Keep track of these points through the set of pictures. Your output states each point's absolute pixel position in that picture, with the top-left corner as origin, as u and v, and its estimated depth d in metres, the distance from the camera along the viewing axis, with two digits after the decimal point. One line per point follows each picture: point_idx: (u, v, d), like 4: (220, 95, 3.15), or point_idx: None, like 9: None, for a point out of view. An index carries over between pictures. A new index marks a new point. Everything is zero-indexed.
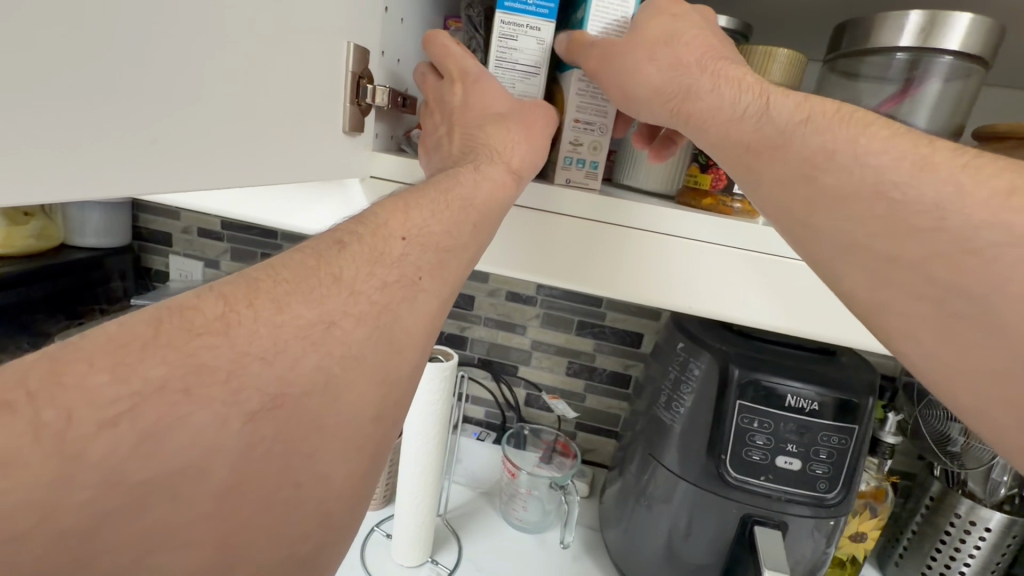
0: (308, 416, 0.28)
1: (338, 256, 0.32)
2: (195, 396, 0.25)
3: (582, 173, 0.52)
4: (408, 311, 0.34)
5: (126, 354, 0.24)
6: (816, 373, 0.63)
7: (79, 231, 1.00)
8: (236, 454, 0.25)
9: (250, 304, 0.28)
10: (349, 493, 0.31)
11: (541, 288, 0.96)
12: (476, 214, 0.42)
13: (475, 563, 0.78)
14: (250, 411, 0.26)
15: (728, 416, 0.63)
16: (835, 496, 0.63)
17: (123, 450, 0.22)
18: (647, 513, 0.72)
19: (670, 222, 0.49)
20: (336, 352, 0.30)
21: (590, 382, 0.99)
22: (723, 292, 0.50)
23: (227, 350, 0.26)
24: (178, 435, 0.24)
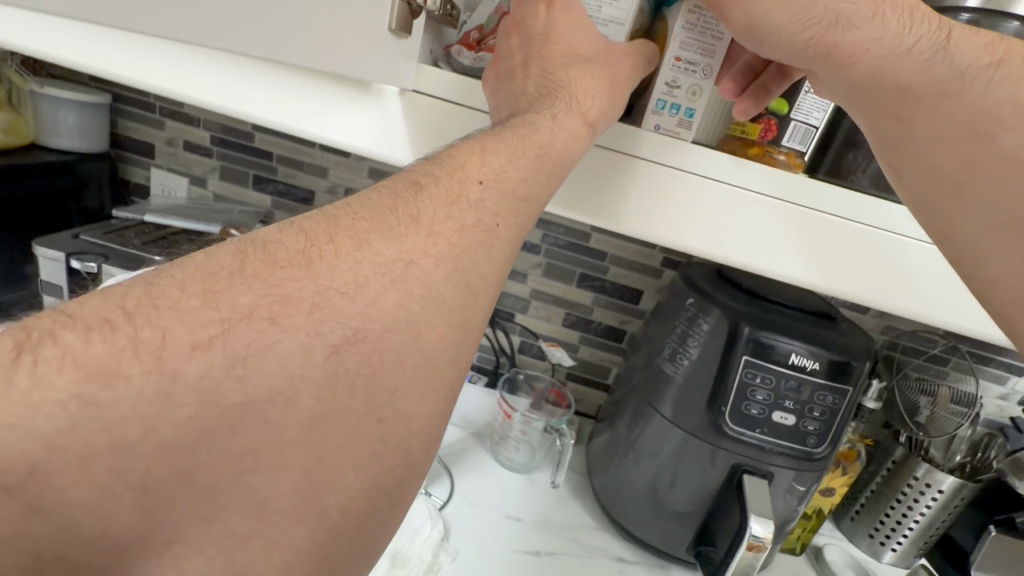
0: (390, 351, 0.29)
1: (414, 205, 0.32)
2: (281, 324, 0.26)
3: (673, 121, 0.48)
4: (486, 257, 0.34)
5: (216, 281, 0.26)
6: (818, 335, 0.65)
7: (52, 130, 0.91)
8: (319, 385, 0.27)
9: (330, 241, 0.29)
10: (428, 435, 0.31)
11: (546, 236, 0.95)
12: (551, 164, 0.40)
13: (466, 497, 0.79)
14: (334, 343, 0.28)
15: (732, 370, 0.65)
16: (821, 451, 0.67)
17: (217, 371, 0.24)
18: (635, 464, 0.74)
19: (716, 169, 0.48)
20: (415, 291, 0.30)
21: (586, 334, 1.00)
22: (760, 246, 0.50)
23: (309, 283, 0.28)
24: (263, 363, 0.26)
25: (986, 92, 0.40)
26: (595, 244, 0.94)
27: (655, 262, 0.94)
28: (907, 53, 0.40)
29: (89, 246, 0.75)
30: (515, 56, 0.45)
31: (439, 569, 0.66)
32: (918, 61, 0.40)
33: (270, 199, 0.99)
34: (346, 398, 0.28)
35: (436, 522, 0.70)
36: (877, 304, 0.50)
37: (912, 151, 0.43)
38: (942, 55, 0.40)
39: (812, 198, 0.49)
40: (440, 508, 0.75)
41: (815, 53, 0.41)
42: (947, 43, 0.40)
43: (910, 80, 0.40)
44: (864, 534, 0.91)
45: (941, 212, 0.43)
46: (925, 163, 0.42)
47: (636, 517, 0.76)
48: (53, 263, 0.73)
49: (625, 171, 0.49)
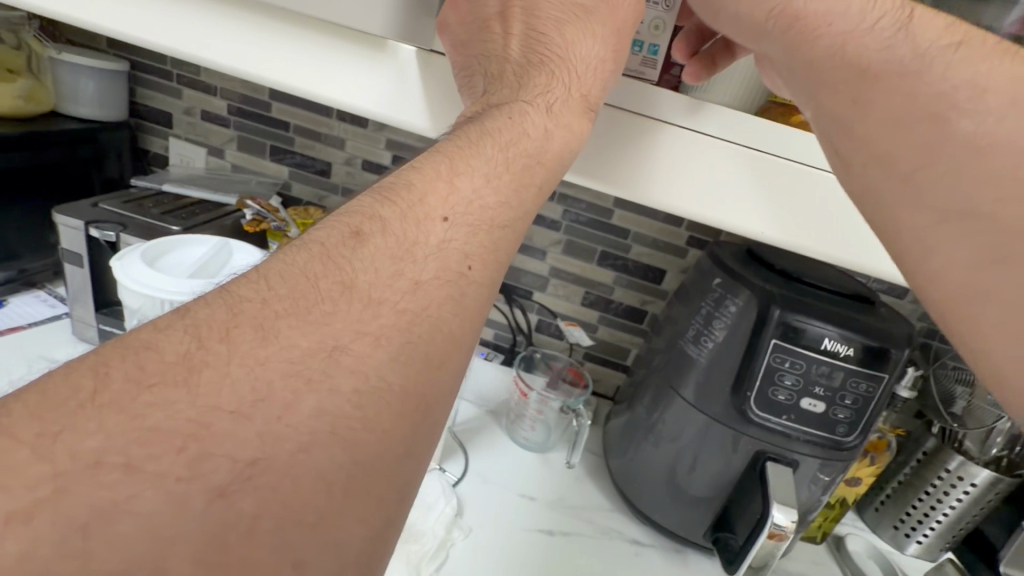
0: (308, 476, 0.23)
1: (353, 267, 0.27)
2: (141, 473, 0.21)
3: (638, 59, 0.47)
4: (453, 314, 0.28)
5: (56, 420, 0.20)
6: (855, 320, 0.61)
7: (72, 98, 0.90)
8: (197, 543, 0.21)
9: (223, 337, 0.23)
10: (370, 555, 0.25)
11: (567, 212, 0.92)
12: (543, 174, 0.35)
13: (481, 475, 0.78)
14: (219, 485, 0.22)
15: (760, 355, 0.62)
16: (851, 441, 0.64)
17: (45, 548, 0.19)
18: (653, 448, 0.73)
19: (745, 134, 0.47)
20: (343, 388, 0.24)
21: (605, 314, 0.97)
22: (784, 215, 0.49)
23: (186, 408, 0.22)
24: (118, 525, 0.20)
25: (945, 74, 0.37)
26: (616, 220, 0.91)
27: (679, 241, 0.90)
28: (869, 30, 0.38)
29: (107, 215, 0.75)
30: (490, 5, 0.40)
31: (452, 544, 0.65)
32: (879, 38, 0.38)
33: (287, 170, 0.98)
34: (241, 554, 0.21)
35: (450, 498, 0.69)
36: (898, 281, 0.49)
37: (863, 139, 0.40)
38: (905, 33, 0.38)
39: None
40: (455, 485, 0.74)
41: (776, 26, 0.40)
42: (910, 22, 0.38)
43: (869, 57, 0.38)
44: (888, 524, 0.88)
45: (892, 204, 0.41)
46: (876, 151, 0.40)
47: (652, 499, 0.74)
48: (73, 231, 0.73)
49: (649, 135, 0.48)
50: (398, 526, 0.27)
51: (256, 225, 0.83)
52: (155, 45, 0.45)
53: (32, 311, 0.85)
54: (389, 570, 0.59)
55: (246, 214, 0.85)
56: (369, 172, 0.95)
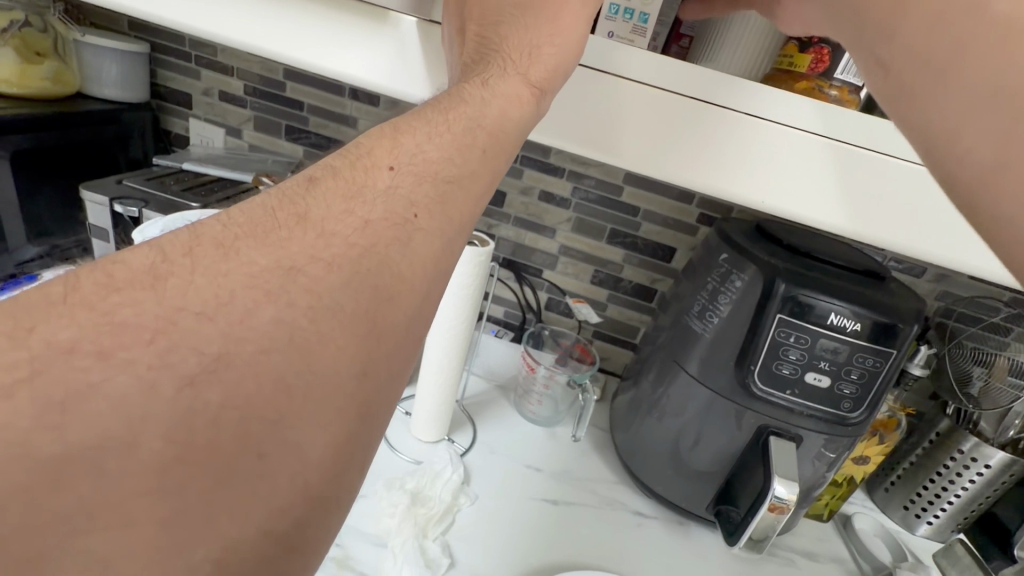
0: (268, 375, 0.24)
1: (303, 207, 0.29)
2: (111, 359, 0.21)
3: (627, 27, 0.45)
4: (401, 255, 0.29)
5: (29, 316, 0.21)
6: (862, 295, 0.61)
7: (96, 80, 0.93)
8: (168, 423, 0.22)
9: (187, 253, 0.25)
10: (334, 465, 0.25)
11: (576, 190, 0.92)
12: (485, 138, 0.35)
13: (488, 446, 0.80)
14: (188, 374, 0.22)
15: (764, 329, 0.62)
16: (857, 417, 0.64)
17: (25, 420, 0.19)
18: (657, 423, 0.74)
19: (746, 99, 0.46)
20: (299, 303, 0.26)
21: (614, 293, 0.97)
22: (781, 184, 0.48)
23: (153, 307, 0.23)
24: (93, 405, 0.21)
25: None
26: (626, 198, 0.91)
27: (690, 220, 0.90)
28: None
29: (132, 192, 0.78)
30: None
31: (458, 509, 0.68)
32: None
33: (302, 150, 1.00)
34: (209, 440, 0.22)
35: (457, 466, 0.71)
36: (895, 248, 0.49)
37: (902, 44, 0.37)
38: None
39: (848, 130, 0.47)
40: (462, 455, 0.76)
41: None
42: None
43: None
44: (898, 505, 0.88)
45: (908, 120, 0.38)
46: (912, 52, 0.37)
47: (656, 473, 0.75)
48: (99, 207, 0.76)
49: (650, 100, 0.46)
50: (367, 447, 0.27)
51: None
52: (164, 18, 0.46)
53: None
54: (398, 532, 0.61)
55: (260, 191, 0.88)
56: None
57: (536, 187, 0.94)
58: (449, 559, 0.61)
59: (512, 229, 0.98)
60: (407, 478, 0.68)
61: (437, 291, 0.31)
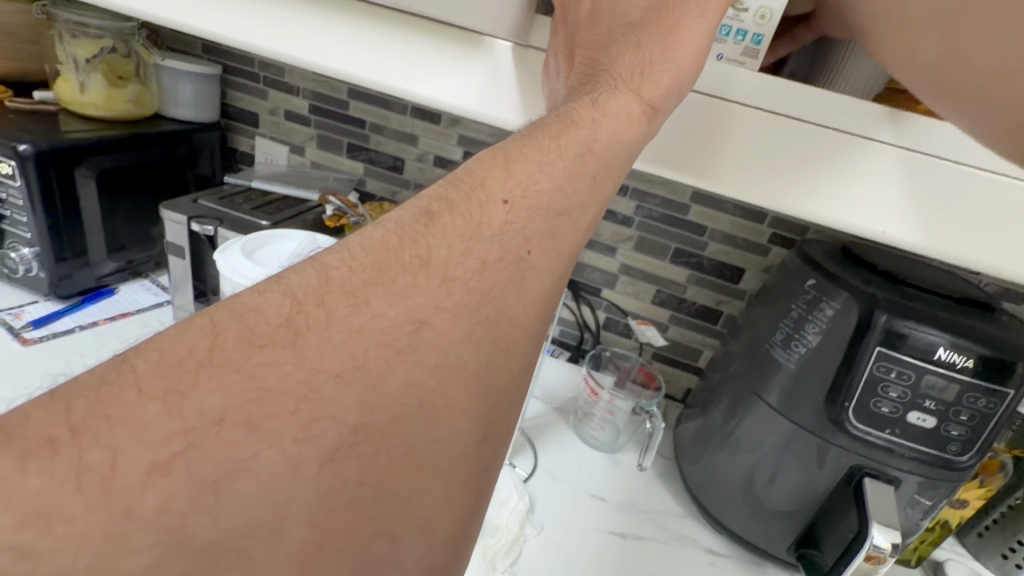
0: (400, 446, 0.23)
1: (422, 246, 0.26)
2: (260, 432, 0.21)
3: (739, 48, 0.43)
4: (515, 297, 0.28)
5: (178, 379, 0.20)
6: (974, 329, 0.56)
7: (173, 101, 0.97)
8: (311, 506, 0.21)
9: (320, 302, 0.23)
10: (451, 543, 0.25)
11: (640, 208, 0.89)
12: (595, 163, 0.33)
13: (550, 473, 0.77)
14: (328, 449, 0.22)
15: (862, 363, 0.57)
16: (966, 461, 0.59)
17: (182, 502, 0.19)
18: (731, 457, 0.69)
19: (864, 126, 0.43)
20: (427, 362, 0.25)
21: (677, 313, 0.94)
22: (899, 215, 0.44)
23: (294, 369, 0.22)
24: (246, 482, 0.20)
25: None
26: (692, 215, 0.87)
27: (762, 238, 0.86)
28: None
29: (205, 211, 0.80)
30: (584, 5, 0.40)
31: (525, 540, 0.65)
32: None
33: (362, 166, 1.02)
34: (344, 521, 0.22)
35: (522, 494, 0.69)
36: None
37: None
38: None
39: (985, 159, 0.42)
40: (525, 481, 0.74)
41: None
42: None
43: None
44: (994, 552, 0.80)
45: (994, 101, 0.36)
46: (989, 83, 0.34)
47: (730, 510, 0.71)
48: (177, 225, 0.79)
49: (752, 128, 0.44)
50: (479, 514, 0.27)
51: (336, 219, 0.87)
52: (254, 47, 0.47)
53: (139, 298, 0.94)
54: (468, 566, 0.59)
55: (326, 210, 0.89)
56: (439, 168, 0.97)
57: None
58: None
59: None
60: None
61: (543, 335, 0.30)
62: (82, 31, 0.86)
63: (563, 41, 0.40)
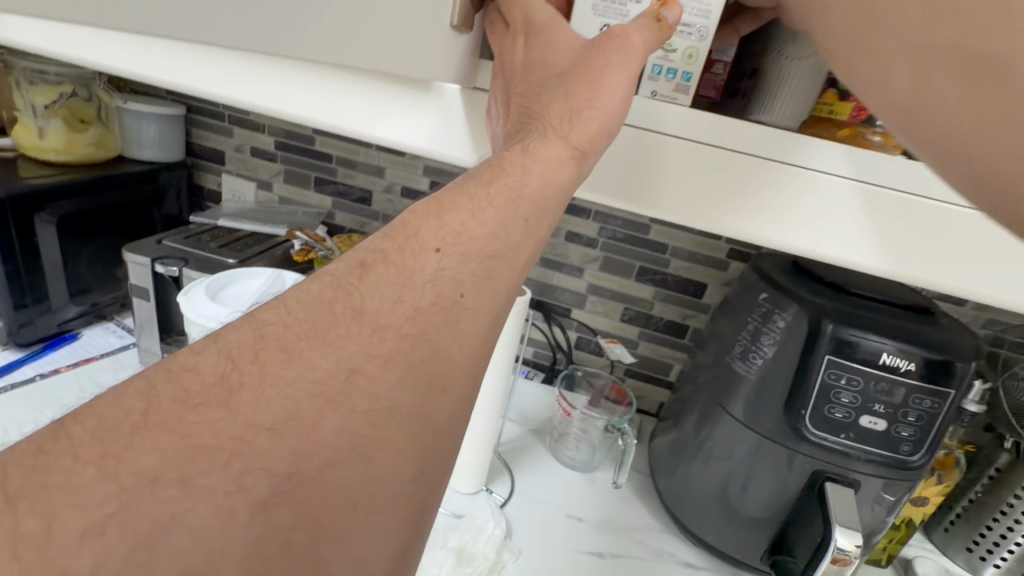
0: (335, 488, 0.24)
1: (356, 297, 0.28)
2: (193, 487, 0.22)
3: (671, 85, 0.46)
4: (450, 338, 0.30)
5: (114, 442, 0.21)
6: (915, 334, 0.59)
7: (136, 142, 0.97)
8: (245, 555, 0.22)
9: (254, 359, 0.25)
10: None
11: (603, 230, 0.92)
12: (526, 208, 0.35)
13: (527, 496, 0.78)
14: (261, 499, 0.23)
15: (814, 372, 0.60)
16: (918, 460, 0.61)
17: (115, 563, 0.20)
18: (703, 468, 0.71)
19: (792, 153, 0.46)
20: (360, 408, 0.26)
21: (645, 329, 0.96)
22: (834, 232, 0.47)
23: (227, 426, 0.23)
24: (178, 538, 0.21)
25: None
26: (653, 235, 0.91)
27: (720, 254, 0.89)
28: None
29: (170, 252, 0.80)
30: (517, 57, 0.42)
31: (503, 566, 0.65)
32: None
33: (330, 200, 1.02)
34: (281, 563, 0.23)
35: (498, 519, 0.70)
36: (958, 290, 0.47)
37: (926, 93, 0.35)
38: None
39: (902, 178, 0.46)
40: (501, 506, 0.74)
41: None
42: None
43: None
44: (961, 547, 0.83)
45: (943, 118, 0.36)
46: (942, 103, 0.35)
47: (706, 521, 0.72)
48: (141, 268, 0.78)
49: (691, 158, 0.47)
50: (419, 548, 0.28)
51: (303, 254, 0.88)
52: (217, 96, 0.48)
53: (104, 342, 0.92)
54: None
55: (294, 245, 0.90)
56: (407, 199, 0.99)
57: (562, 228, 0.94)
58: None
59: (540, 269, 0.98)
60: (448, 533, 0.66)
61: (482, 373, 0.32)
62: (41, 78, 0.87)
63: (501, 88, 0.43)
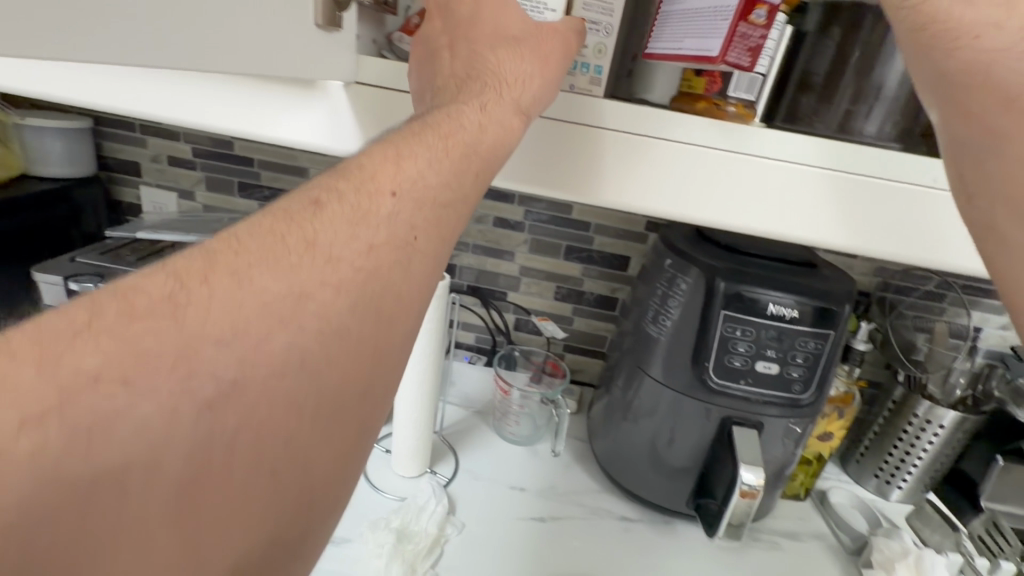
0: (281, 398, 0.29)
1: (243, 259, 0.29)
2: (137, 387, 0.25)
3: (585, 78, 0.50)
4: (402, 277, 0.33)
5: (55, 344, 0.24)
6: (798, 283, 0.65)
7: (42, 160, 0.94)
8: (193, 444, 0.26)
9: (203, 280, 0.27)
10: (331, 470, 0.33)
11: (529, 213, 0.96)
12: (479, 163, 0.37)
13: (471, 474, 0.81)
14: (206, 398, 0.27)
15: (712, 326, 0.65)
16: (808, 397, 0.68)
17: (60, 445, 0.23)
18: (632, 428, 0.76)
19: (689, 133, 0.49)
20: (310, 327, 0.29)
21: (579, 306, 1.01)
22: (744, 206, 0.49)
23: (174, 336, 0.26)
24: (123, 425, 0.24)
25: None
26: (577, 215, 0.95)
27: (638, 227, 0.94)
28: None
29: (85, 267, 0.79)
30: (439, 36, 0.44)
31: (445, 541, 0.69)
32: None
33: (258, 205, 1.02)
34: (230, 456, 0.28)
35: (440, 498, 0.73)
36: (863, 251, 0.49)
37: None
38: None
39: (802, 150, 0.48)
40: (445, 486, 0.77)
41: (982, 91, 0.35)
42: None
43: None
44: (870, 474, 0.92)
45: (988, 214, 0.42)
46: None
47: (637, 477, 0.78)
48: (54, 287, 0.76)
49: (595, 143, 0.50)
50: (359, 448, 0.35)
51: None
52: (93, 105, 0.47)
53: None
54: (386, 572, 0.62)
55: None
56: None
57: (492, 215, 0.97)
58: None
59: (480, 259, 1.00)
60: (390, 516, 0.69)
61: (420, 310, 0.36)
62: None
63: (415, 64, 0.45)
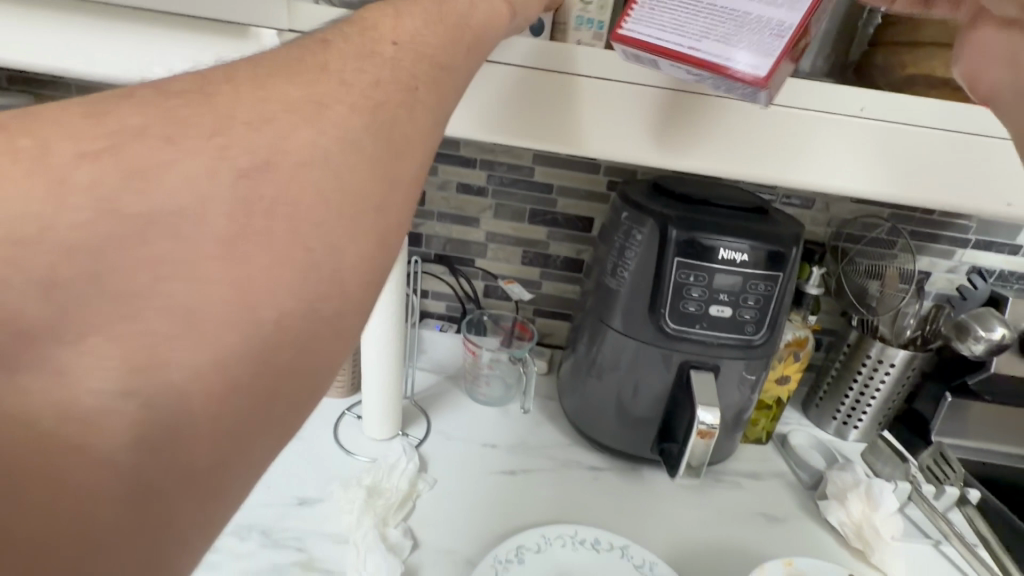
0: (308, 179, 0.28)
1: (166, 154, 0.27)
2: (180, 144, 0.27)
3: (590, 34, 0.55)
4: (410, 118, 0.32)
5: (108, 106, 0.28)
6: (748, 228, 0.67)
7: None
8: (229, 203, 0.27)
9: (228, 81, 0.30)
10: (369, 265, 0.30)
11: (491, 178, 0.96)
12: (472, 34, 0.39)
13: (443, 434, 0.82)
14: (241, 166, 0.27)
15: (666, 274, 0.67)
16: (760, 337, 0.70)
17: (111, 180, 0.26)
18: (597, 382, 0.78)
19: (624, 72, 0.53)
20: (331, 132, 0.29)
21: (546, 269, 1.02)
22: (673, 143, 0.55)
23: (208, 117, 0.28)
24: (168, 178, 0.26)
25: None
26: (539, 177, 0.95)
27: (600, 187, 0.95)
28: None
29: None
30: None
31: (417, 495, 0.70)
32: None
33: None
34: (267, 221, 0.27)
35: (411, 456, 0.74)
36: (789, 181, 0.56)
37: None
38: None
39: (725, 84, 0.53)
40: (417, 446, 0.79)
41: None
42: None
43: None
44: (828, 417, 0.95)
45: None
46: None
47: (604, 429, 0.80)
48: None
49: (544, 85, 0.54)
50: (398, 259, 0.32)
51: None
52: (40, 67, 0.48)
53: None
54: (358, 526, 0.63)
55: None
56: None
57: (455, 181, 0.97)
58: (412, 541, 0.65)
59: (446, 227, 1.00)
60: (362, 474, 0.70)
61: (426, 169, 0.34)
62: None
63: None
